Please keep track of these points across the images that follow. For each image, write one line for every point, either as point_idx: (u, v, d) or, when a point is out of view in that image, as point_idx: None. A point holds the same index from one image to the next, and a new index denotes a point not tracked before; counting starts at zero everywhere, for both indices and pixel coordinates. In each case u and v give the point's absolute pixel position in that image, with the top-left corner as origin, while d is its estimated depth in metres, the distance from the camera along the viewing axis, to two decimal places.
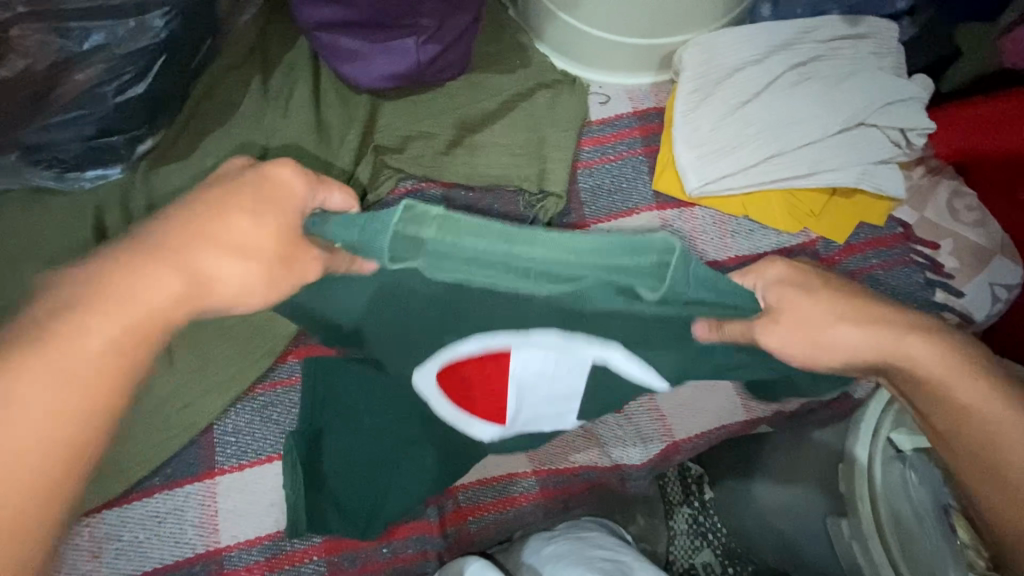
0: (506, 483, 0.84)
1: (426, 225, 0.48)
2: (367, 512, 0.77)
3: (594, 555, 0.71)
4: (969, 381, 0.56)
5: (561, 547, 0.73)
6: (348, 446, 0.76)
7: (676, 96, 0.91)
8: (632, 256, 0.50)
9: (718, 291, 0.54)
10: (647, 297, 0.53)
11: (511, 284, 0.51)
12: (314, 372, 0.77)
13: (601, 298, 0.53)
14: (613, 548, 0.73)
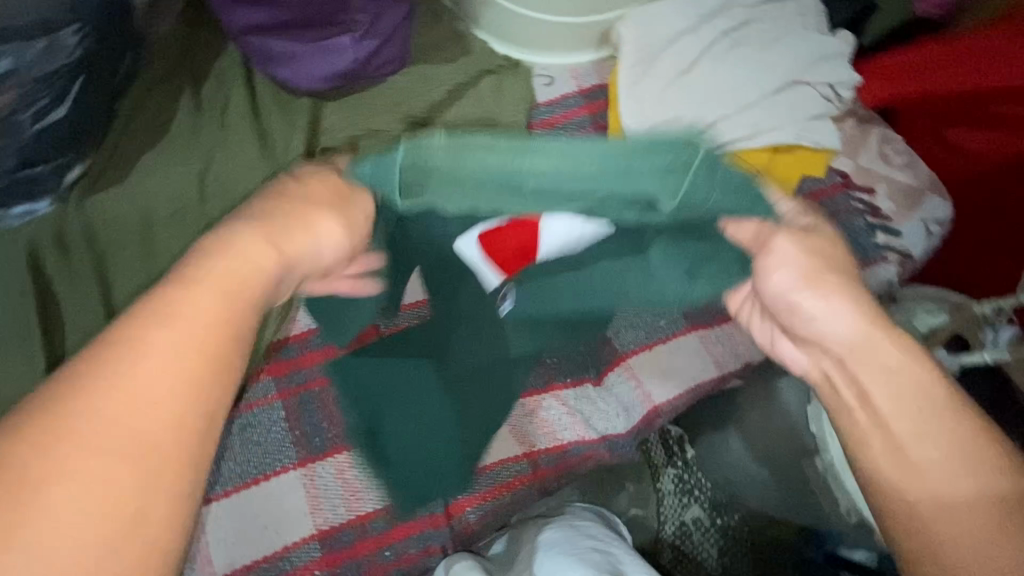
0: (498, 469, 0.86)
1: (434, 149, 0.56)
2: (431, 472, 0.80)
3: (584, 544, 0.72)
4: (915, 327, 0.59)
5: (556, 535, 0.74)
6: (394, 424, 0.79)
7: (619, 70, 0.92)
8: (654, 155, 0.58)
9: (740, 192, 0.60)
10: (665, 207, 0.61)
11: (523, 193, 0.59)
12: (341, 378, 0.81)
13: (616, 208, 0.61)
14: (604, 539, 0.74)
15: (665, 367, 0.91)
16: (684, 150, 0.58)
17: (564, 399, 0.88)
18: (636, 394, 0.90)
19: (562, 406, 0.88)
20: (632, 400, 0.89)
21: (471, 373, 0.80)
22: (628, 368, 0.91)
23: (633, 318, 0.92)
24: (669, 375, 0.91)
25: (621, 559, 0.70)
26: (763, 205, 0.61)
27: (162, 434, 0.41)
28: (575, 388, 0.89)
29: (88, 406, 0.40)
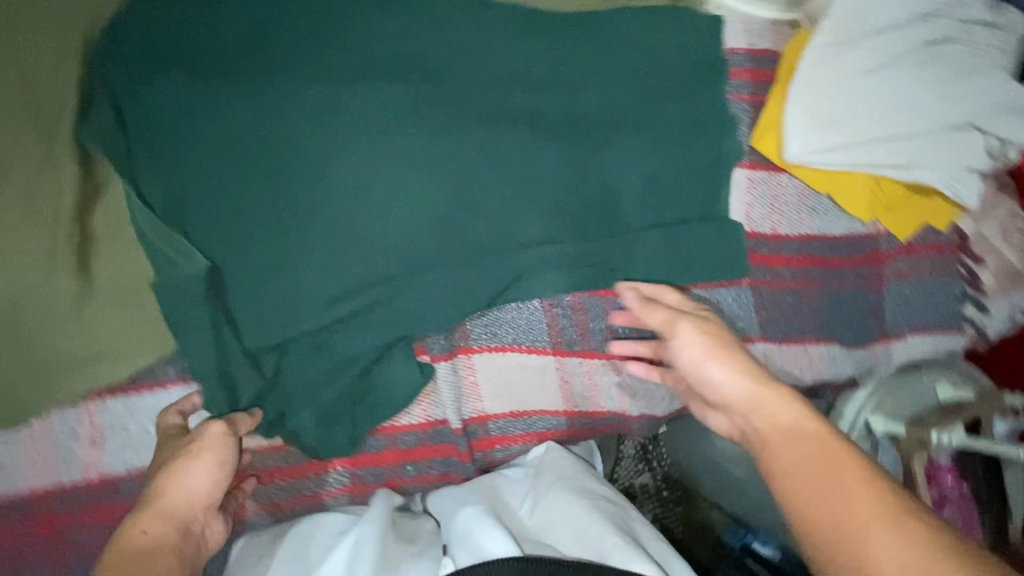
0: (536, 419, 0.83)
1: (286, 138, 0.67)
2: (598, 197, 0.79)
3: (598, 490, 0.72)
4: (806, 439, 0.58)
5: (570, 471, 0.75)
6: (483, 221, 0.75)
7: (809, 47, 0.81)
8: (456, 209, 0.74)
9: (562, 264, 0.78)
10: (454, 250, 0.74)
11: (343, 186, 0.69)
12: (470, 162, 0.73)
13: (383, 273, 0.72)
14: (612, 487, 0.73)
15: None
16: (395, 173, 0.70)
17: (620, 369, 0.84)
18: None
19: (614, 377, 0.85)
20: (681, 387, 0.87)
21: (443, 202, 0.73)
22: None
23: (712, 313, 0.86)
24: None
25: (627, 510, 0.70)
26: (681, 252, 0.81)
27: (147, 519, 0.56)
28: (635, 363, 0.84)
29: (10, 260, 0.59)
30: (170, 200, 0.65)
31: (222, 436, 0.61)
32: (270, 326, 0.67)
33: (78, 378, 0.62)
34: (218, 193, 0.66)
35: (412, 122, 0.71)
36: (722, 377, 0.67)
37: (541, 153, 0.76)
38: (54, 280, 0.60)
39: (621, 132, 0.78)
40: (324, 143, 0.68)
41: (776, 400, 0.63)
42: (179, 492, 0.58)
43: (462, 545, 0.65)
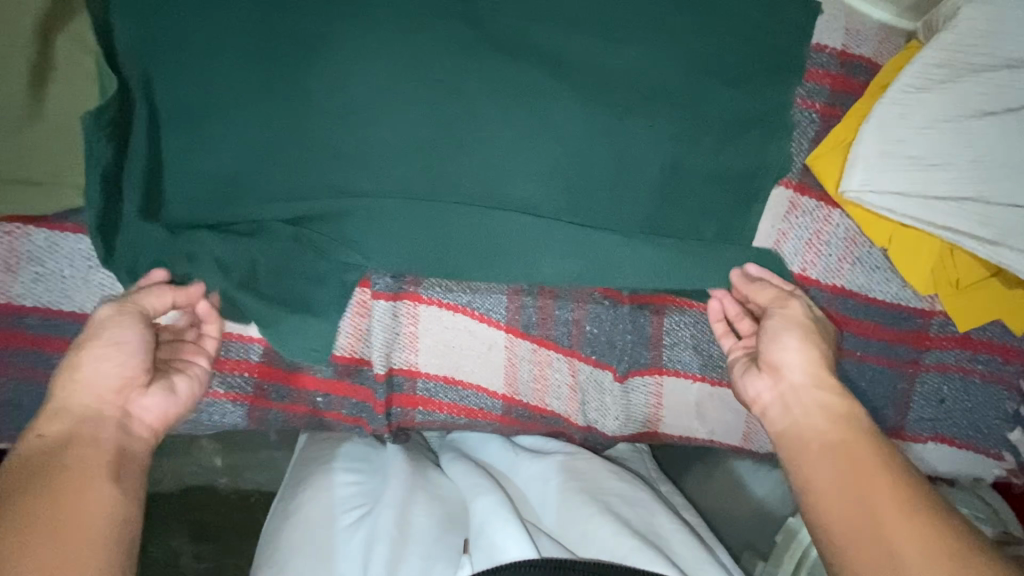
0: (469, 393, 0.76)
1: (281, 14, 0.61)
2: (607, 174, 0.66)
3: (617, 489, 0.67)
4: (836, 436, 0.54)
5: (585, 466, 0.71)
6: (464, 163, 0.65)
7: (912, 62, 0.65)
8: (442, 141, 0.64)
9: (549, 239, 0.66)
10: (427, 186, 0.65)
11: (325, 82, 0.61)
12: (468, 93, 0.63)
13: (348, 189, 0.64)
14: (632, 483, 0.69)
15: (692, 406, 0.78)
16: (382, 81, 0.62)
17: (576, 370, 0.76)
18: (647, 411, 0.78)
19: (568, 377, 0.76)
20: (639, 410, 0.78)
21: (431, 133, 0.63)
22: (658, 382, 0.77)
23: (699, 343, 0.75)
24: (692, 418, 0.79)
25: (649, 506, 0.66)
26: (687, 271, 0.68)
27: (47, 423, 0.50)
28: (593, 369, 0.76)
29: None
30: (141, 41, 0.60)
31: (111, 320, 0.56)
32: (214, 205, 0.63)
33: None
34: (190, 49, 0.60)
35: (413, 24, 0.62)
36: (792, 355, 0.61)
37: (551, 100, 0.64)
38: (5, 90, 0.58)
39: (653, 103, 0.65)
40: (307, 21, 0.61)
41: (809, 403, 0.58)
42: (80, 388, 0.52)
43: (480, 544, 0.60)
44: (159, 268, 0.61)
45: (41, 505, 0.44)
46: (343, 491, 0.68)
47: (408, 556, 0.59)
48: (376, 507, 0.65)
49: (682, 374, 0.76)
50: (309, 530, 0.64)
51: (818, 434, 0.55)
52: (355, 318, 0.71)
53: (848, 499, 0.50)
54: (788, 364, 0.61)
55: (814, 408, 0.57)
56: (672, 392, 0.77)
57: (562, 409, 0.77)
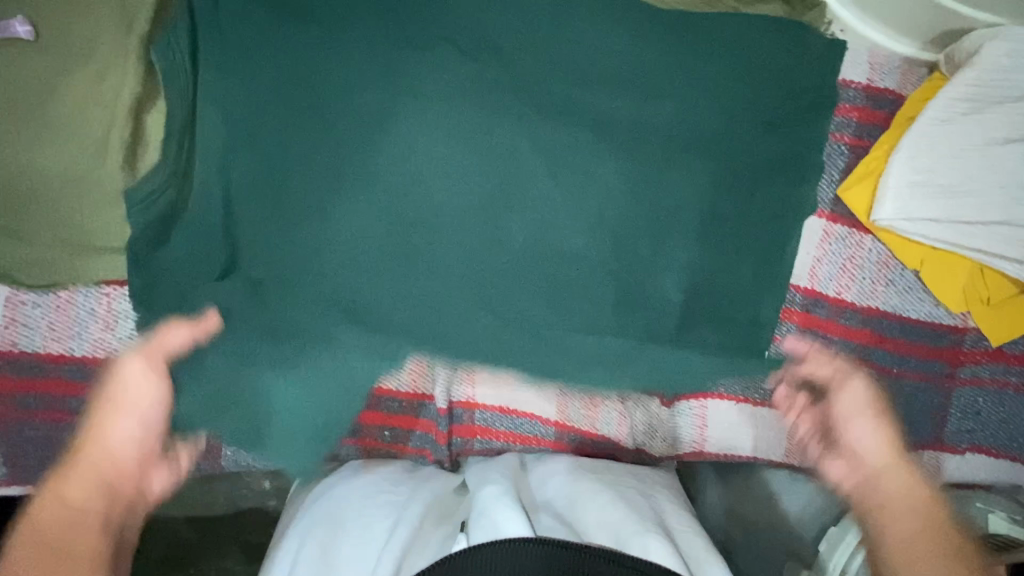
0: (524, 420, 0.81)
1: (344, 86, 0.66)
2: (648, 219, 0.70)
3: (628, 489, 0.72)
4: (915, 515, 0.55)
5: (603, 463, 0.78)
6: (517, 216, 0.70)
7: (935, 97, 0.69)
8: (494, 197, 0.69)
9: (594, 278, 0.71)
10: (480, 239, 0.69)
11: (387, 145, 0.66)
12: (519, 151, 0.69)
13: (408, 244, 0.68)
14: (651, 484, 0.76)
15: (736, 426, 0.82)
16: (439, 142, 0.67)
17: (624, 397, 0.81)
18: (692, 433, 0.83)
19: (616, 403, 0.81)
20: (683, 433, 0.82)
21: (485, 189, 0.69)
22: (701, 405, 0.82)
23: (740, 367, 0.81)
24: (735, 436, 0.83)
25: (662, 507, 0.72)
26: (722, 302, 0.73)
27: (69, 488, 0.53)
28: (640, 395, 0.81)
29: (56, 143, 0.62)
30: (216, 118, 0.64)
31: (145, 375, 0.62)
32: (278, 264, 0.67)
33: (102, 264, 0.66)
34: (258, 122, 0.65)
35: (465, 96, 0.68)
36: (860, 440, 0.64)
37: (595, 155, 0.70)
38: (102, 167, 0.64)
39: (688, 151, 0.70)
40: (371, 102, 0.66)
41: (888, 477, 0.60)
42: (101, 444, 0.57)
43: (479, 521, 0.63)
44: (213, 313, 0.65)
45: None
46: (373, 474, 0.73)
47: (417, 554, 0.60)
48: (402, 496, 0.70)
49: (725, 396, 0.81)
50: (326, 503, 0.69)
51: (894, 513, 0.56)
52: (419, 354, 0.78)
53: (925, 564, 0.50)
54: (861, 438, 0.64)
55: (909, 484, 0.59)
56: (715, 412, 0.82)
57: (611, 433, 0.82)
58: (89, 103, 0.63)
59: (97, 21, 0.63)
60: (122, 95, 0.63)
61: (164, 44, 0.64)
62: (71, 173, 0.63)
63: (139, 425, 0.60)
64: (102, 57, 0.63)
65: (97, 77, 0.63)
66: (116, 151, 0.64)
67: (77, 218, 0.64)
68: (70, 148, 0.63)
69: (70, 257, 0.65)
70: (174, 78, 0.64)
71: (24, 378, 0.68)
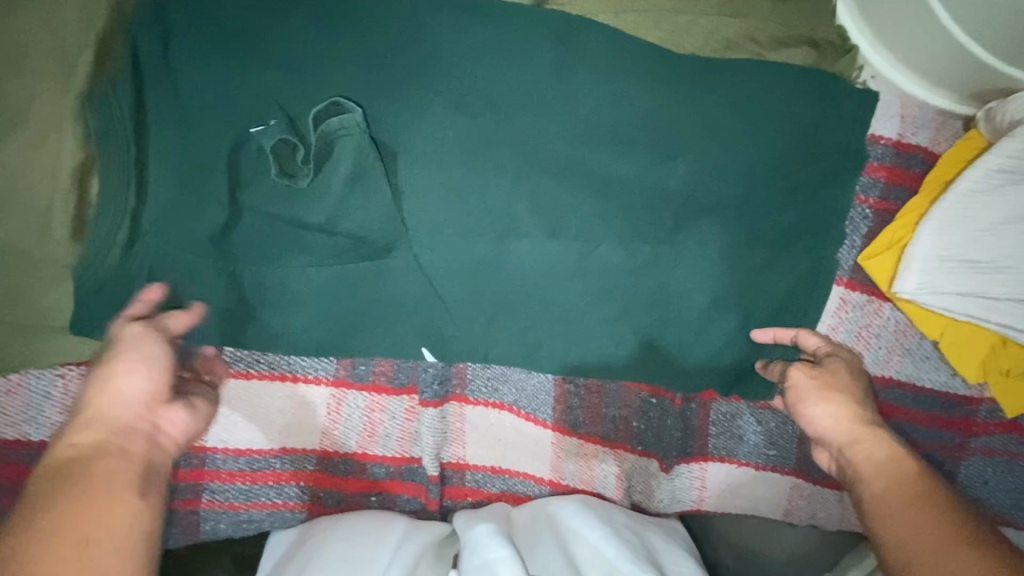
0: (516, 481, 0.77)
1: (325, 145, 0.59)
2: (652, 285, 0.65)
3: (620, 524, 0.69)
4: (908, 486, 0.49)
5: (596, 498, 0.74)
6: (509, 286, 0.65)
7: (971, 166, 0.63)
8: (486, 265, 0.64)
9: (592, 349, 0.67)
10: (471, 309, 0.65)
11: (374, 210, 0.61)
12: (513, 217, 0.63)
13: (401, 308, 0.65)
14: (642, 522, 0.72)
15: (736, 489, 0.79)
16: (430, 207, 0.62)
17: (621, 460, 0.77)
18: (692, 494, 0.79)
19: (614, 466, 0.77)
20: (683, 492, 0.78)
21: (478, 257, 0.63)
22: (702, 468, 0.78)
23: (743, 431, 0.77)
24: (737, 498, 0.79)
25: (656, 541, 0.70)
26: (731, 377, 0.68)
27: (88, 445, 0.44)
28: (638, 458, 0.77)
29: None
30: (175, 185, 0.58)
31: (140, 332, 0.51)
32: (267, 333, 0.64)
33: (51, 345, 0.59)
34: (222, 192, 0.59)
35: (452, 157, 0.61)
36: (823, 424, 0.57)
37: (597, 220, 0.64)
38: (48, 241, 0.57)
39: (700, 217, 0.64)
40: (347, 173, 0.60)
41: (871, 447, 0.53)
42: (104, 400, 0.47)
43: (471, 561, 0.61)
44: (155, 286, 0.57)
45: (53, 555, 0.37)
46: (358, 512, 0.71)
47: None
48: (391, 532, 0.67)
49: (728, 460, 0.78)
50: (313, 538, 0.67)
51: (880, 485, 0.50)
52: (404, 421, 0.73)
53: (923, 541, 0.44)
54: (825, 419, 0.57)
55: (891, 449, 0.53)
56: (715, 475, 0.78)
57: (610, 495, 0.77)
58: (31, 170, 0.57)
59: (38, 79, 0.57)
60: (69, 160, 0.57)
61: (111, 104, 0.57)
62: (13, 249, 0.57)
63: (135, 368, 0.49)
64: (46, 120, 0.57)
65: (42, 141, 0.57)
66: (60, 223, 0.57)
67: (23, 298, 0.58)
68: (11, 222, 0.57)
69: (13, 340, 0.59)
70: (121, 138, 0.57)
71: None
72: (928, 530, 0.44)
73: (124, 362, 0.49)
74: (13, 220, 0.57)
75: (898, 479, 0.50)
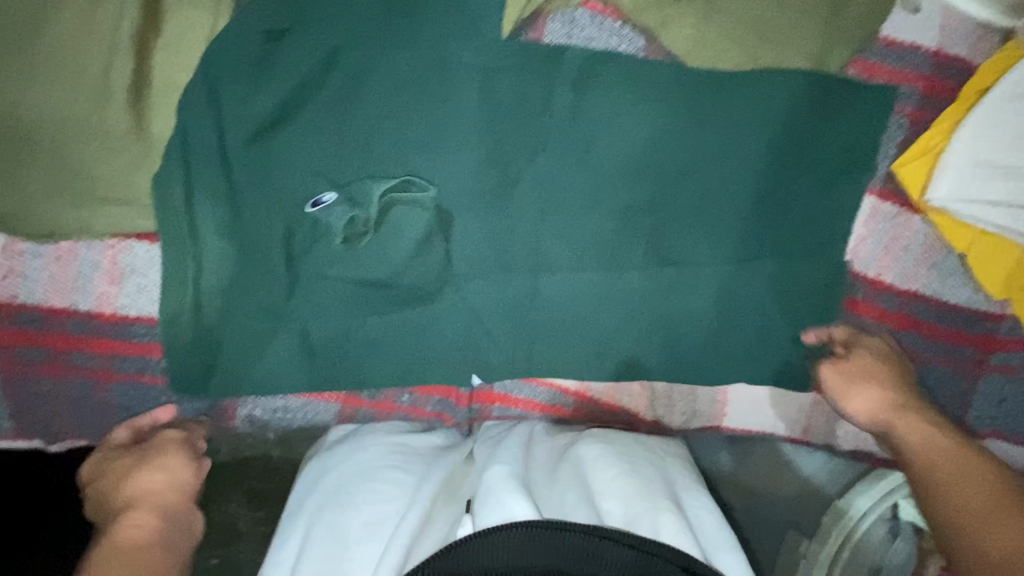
0: (544, 389, 0.77)
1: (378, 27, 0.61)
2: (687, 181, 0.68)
3: (641, 458, 0.65)
4: (965, 466, 0.59)
5: (615, 432, 0.70)
6: (554, 177, 0.66)
7: (1009, 74, 0.67)
8: (534, 153, 0.66)
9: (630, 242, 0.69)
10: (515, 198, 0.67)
11: (426, 96, 0.63)
12: (557, 112, 0.65)
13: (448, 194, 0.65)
14: (660, 451, 0.69)
15: (757, 403, 0.80)
16: (477, 99, 0.63)
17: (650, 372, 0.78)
18: (715, 408, 0.80)
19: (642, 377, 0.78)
20: (707, 407, 0.79)
21: (524, 148, 0.65)
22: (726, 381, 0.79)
23: None
24: (756, 412, 0.81)
25: (674, 472, 0.66)
26: (760, 279, 0.71)
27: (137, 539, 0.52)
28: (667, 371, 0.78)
29: (51, 83, 0.57)
30: (230, 68, 0.60)
31: (161, 449, 0.61)
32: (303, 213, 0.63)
33: (99, 214, 0.61)
34: (278, 73, 0.60)
35: (501, 52, 0.63)
36: (863, 409, 0.69)
37: (635, 118, 0.66)
38: (97, 109, 0.58)
39: (737, 120, 0.67)
40: (407, 62, 0.62)
41: (908, 424, 0.66)
42: (133, 495, 0.56)
43: (482, 501, 0.57)
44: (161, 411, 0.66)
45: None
46: (366, 441, 0.67)
47: (425, 538, 0.55)
48: (399, 467, 0.63)
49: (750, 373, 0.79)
50: (321, 468, 0.64)
51: (932, 468, 0.60)
52: None
53: (978, 511, 0.55)
54: (861, 404, 0.69)
55: (928, 432, 0.64)
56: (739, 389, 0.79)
57: (633, 407, 0.78)
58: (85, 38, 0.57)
59: None
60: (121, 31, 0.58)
61: None
62: (64, 114, 0.58)
63: (155, 484, 0.57)
64: None
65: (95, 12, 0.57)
66: (111, 91, 0.58)
67: (72, 165, 0.59)
68: (64, 88, 0.57)
69: (63, 206, 0.60)
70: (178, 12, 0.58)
71: (25, 332, 0.64)
72: (976, 509, 0.55)
73: (152, 470, 0.58)
74: (66, 85, 0.57)
75: (948, 452, 0.61)
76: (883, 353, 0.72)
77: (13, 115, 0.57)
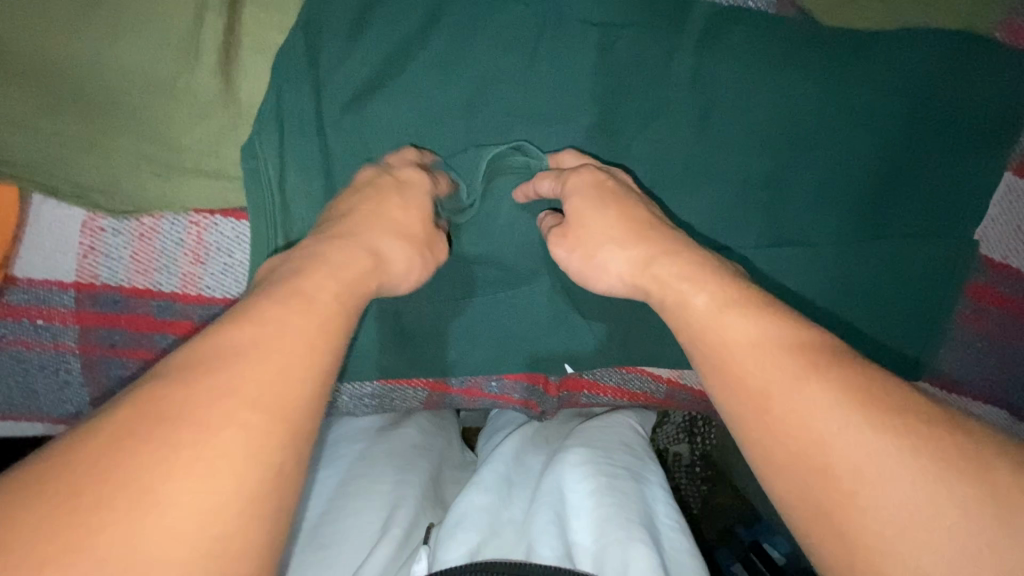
0: (635, 377, 0.72)
1: None
2: (811, 153, 0.62)
3: (621, 473, 0.56)
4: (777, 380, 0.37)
5: (600, 439, 0.63)
6: (669, 147, 0.61)
7: None
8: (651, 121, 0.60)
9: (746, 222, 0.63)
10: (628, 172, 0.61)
11: (539, 55, 0.57)
12: (680, 74, 0.59)
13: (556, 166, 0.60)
14: (643, 463, 0.61)
15: None
16: (593, 58, 0.58)
17: None
18: None
19: None
20: None
21: (640, 116, 0.60)
22: None
23: None
24: None
25: (651, 488, 0.57)
26: (884, 263, 0.65)
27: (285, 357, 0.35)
28: None
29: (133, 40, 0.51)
30: (329, 23, 0.54)
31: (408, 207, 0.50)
32: None
33: (186, 187, 0.56)
34: (380, 29, 0.55)
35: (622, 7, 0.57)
36: (618, 273, 0.49)
37: (763, 82, 0.60)
38: (185, 69, 0.53)
39: (872, 84, 0.61)
40: (519, 18, 0.56)
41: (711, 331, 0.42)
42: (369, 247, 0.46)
43: (440, 532, 0.50)
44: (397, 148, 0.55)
45: (144, 496, 0.27)
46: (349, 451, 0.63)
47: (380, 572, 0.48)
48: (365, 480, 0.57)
49: None
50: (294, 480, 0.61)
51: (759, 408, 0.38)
52: None
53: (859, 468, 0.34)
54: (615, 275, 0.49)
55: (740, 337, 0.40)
56: None
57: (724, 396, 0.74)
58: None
59: None
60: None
61: None
62: (150, 75, 0.52)
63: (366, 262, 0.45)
64: None
65: None
66: (201, 49, 0.53)
67: (158, 131, 0.54)
68: (148, 45, 0.52)
69: (149, 176, 0.55)
70: None
71: (106, 313, 0.60)
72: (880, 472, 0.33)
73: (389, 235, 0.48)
74: (151, 42, 0.52)
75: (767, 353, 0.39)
76: (595, 182, 0.52)
77: (95, 75, 0.52)
